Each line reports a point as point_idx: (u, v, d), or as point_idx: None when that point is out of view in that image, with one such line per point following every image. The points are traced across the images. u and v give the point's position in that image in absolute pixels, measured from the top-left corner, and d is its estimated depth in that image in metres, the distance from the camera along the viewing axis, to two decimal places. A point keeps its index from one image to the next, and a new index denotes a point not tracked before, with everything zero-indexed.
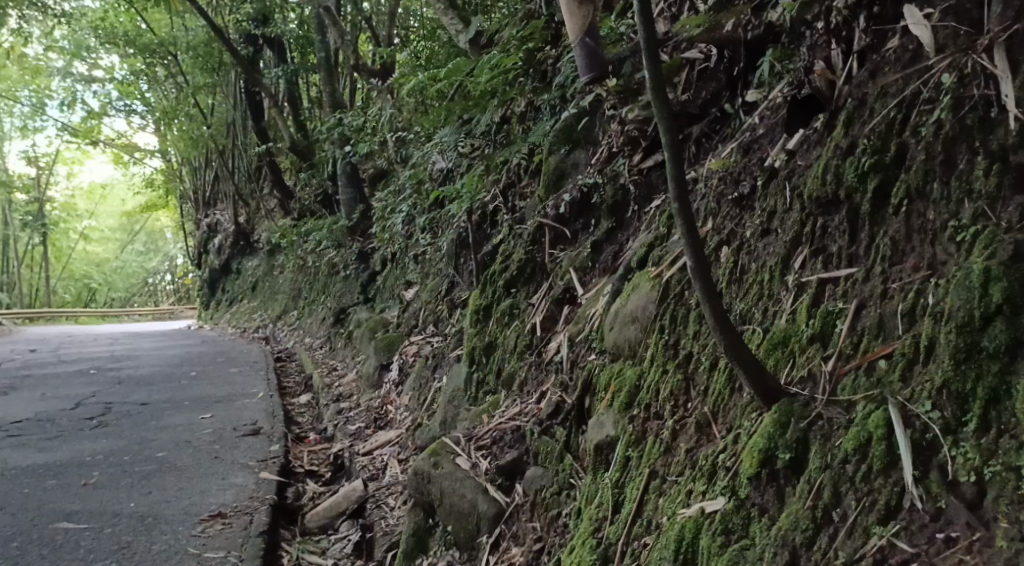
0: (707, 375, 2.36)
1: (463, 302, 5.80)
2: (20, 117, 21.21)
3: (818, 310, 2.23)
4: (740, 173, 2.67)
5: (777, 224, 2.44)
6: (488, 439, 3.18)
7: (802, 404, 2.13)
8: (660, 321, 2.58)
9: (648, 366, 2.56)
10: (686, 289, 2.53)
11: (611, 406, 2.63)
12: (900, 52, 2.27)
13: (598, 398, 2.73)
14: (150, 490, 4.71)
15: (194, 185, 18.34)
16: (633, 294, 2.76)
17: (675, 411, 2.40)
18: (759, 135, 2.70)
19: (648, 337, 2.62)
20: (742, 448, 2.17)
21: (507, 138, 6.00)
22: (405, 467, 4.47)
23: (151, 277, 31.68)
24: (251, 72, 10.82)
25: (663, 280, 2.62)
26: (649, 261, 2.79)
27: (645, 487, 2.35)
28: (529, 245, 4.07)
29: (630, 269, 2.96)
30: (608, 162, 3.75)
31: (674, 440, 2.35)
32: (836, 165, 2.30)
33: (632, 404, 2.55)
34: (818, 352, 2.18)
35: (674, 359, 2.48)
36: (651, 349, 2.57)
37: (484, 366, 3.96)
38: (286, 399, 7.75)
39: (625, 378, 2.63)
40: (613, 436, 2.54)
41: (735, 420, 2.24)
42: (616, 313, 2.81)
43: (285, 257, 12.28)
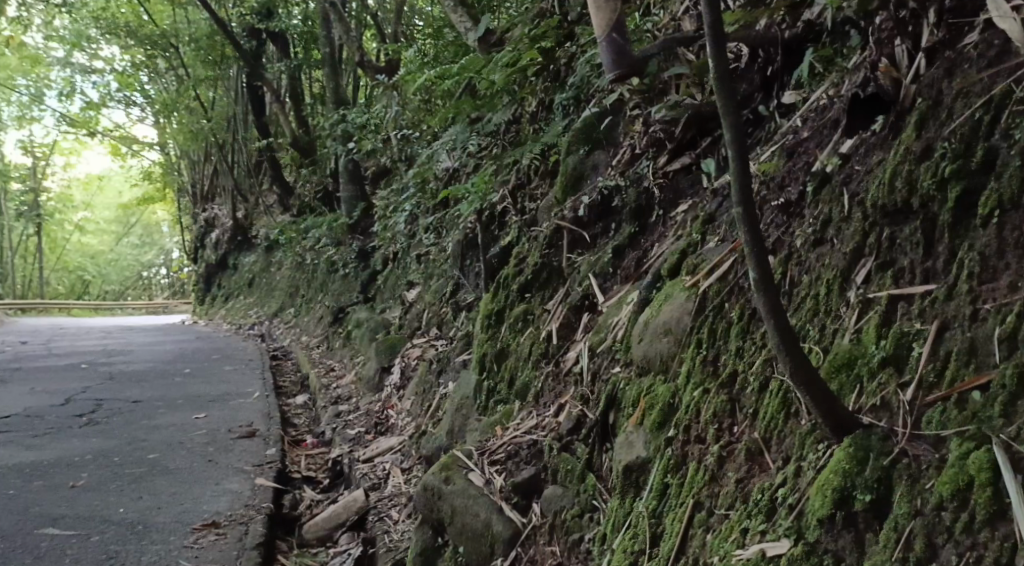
0: (756, 398, 2.19)
1: (469, 305, 5.63)
2: (17, 106, 21.03)
3: (889, 329, 2.05)
4: (784, 178, 2.53)
5: (831, 233, 2.28)
6: (502, 453, 3.02)
7: (880, 438, 1.92)
8: (697, 334, 2.43)
9: (683, 383, 2.40)
10: (726, 301, 2.39)
11: (643, 425, 2.47)
12: (983, 48, 2.12)
13: (626, 415, 2.57)
14: (141, 494, 4.53)
15: (192, 180, 18.18)
16: (664, 305, 2.60)
17: (719, 434, 2.23)
18: (802, 138, 2.57)
19: (683, 351, 2.46)
20: (807, 485, 1.97)
21: (517, 138, 5.84)
22: (408, 478, 4.30)
23: (146, 271, 31.52)
24: (254, 66, 10.66)
25: (701, 291, 2.47)
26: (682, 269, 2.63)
27: (689, 520, 2.17)
28: (543, 248, 3.90)
29: (659, 277, 2.79)
30: (631, 164, 3.60)
31: (720, 468, 2.18)
32: (904, 171, 2.15)
33: (667, 424, 2.39)
34: (893, 378, 1.99)
35: (716, 379, 2.32)
36: (687, 365, 2.42)
37: (495, 375, 3.79)
38: (282, 400, 7.57)
39: (659, 395, 2.46)
40: (646, 459, 2.39)
41: (791, 450, 2.06)
42: (646, 325, 2.64)
43: (283, 254, 12.11)
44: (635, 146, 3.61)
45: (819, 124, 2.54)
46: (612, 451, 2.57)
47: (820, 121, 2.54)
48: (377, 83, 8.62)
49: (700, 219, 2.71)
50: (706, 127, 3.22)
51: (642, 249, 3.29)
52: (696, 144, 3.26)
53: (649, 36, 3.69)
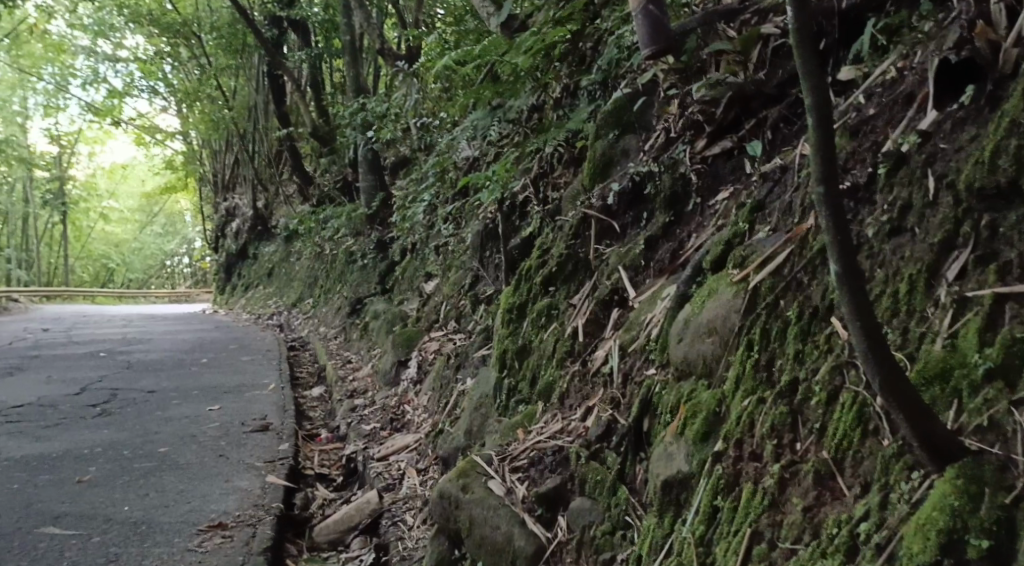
0: (825, 413, 1.96)
1: (488, 298, 5.41)
2: (43, 95, 20.97)
3: (996, 335, 1.80)
4: (849, 160, 2.30)
5: (912, 222, 2.06)
6: (525, 460, 2.78)
7: (995, 470, 1.68)
8: (747, 335, 2.19)
9: (732, 391, 2.17)
10: (782, 299, 2.16)
11: (685, 436, 2.22)
12: None
13: (663, 424, 2.33)
14: (147, 491, 4.33)
15: (213, 169, 18.05)
16: (707, 303, 2.35)
17: (779, 451, 2.00)
18: (868, 116, 2.34)
19: (731, 354, 2.23)
20: (900, 524, 1.73)
21: (538, 125, 5.60)
22: (425, 480, 4.08)
23: (168, 260, 31.51)
24: (275, 55, 10.44)
25: (752, 286, 2.23)
26: (727, 262, 2.38)
27: (746, 551, 1.93)
28: (569, 238, 3.65)
29: (700, 270, 2.54)
30: (665, 149, 3.33)
31: (782, 493, 1.94)
32: (1007, 147, 1.92)
33: (714, 436, 2.16)
34: (1004, 395, 1.74)
35: (773, 387, 2.08)
36: (737, 370, 2.18)
37: (517, 374, 3.55)
38: (298, 392, 7.37)
39: (704, 403, 2.22)
40: (688, 474, 2.15)
41: (871, 475, 1.83)
42: (685, 324, 2.39)
43: (302, 244, 11.92)
44: (670, 128, 3.34)
45: (886, 100, 2.32)
46: (648, 462, 2.33)
47: (889, 98, 2.31)
48: (397, 70, 8.40)
49: (747, 205, 2.46)
50: (750, 110, 2.98)
51: (677, 241, 3.06)
52: (739, 125, 3.03)
53: (688, 12, 3.45)
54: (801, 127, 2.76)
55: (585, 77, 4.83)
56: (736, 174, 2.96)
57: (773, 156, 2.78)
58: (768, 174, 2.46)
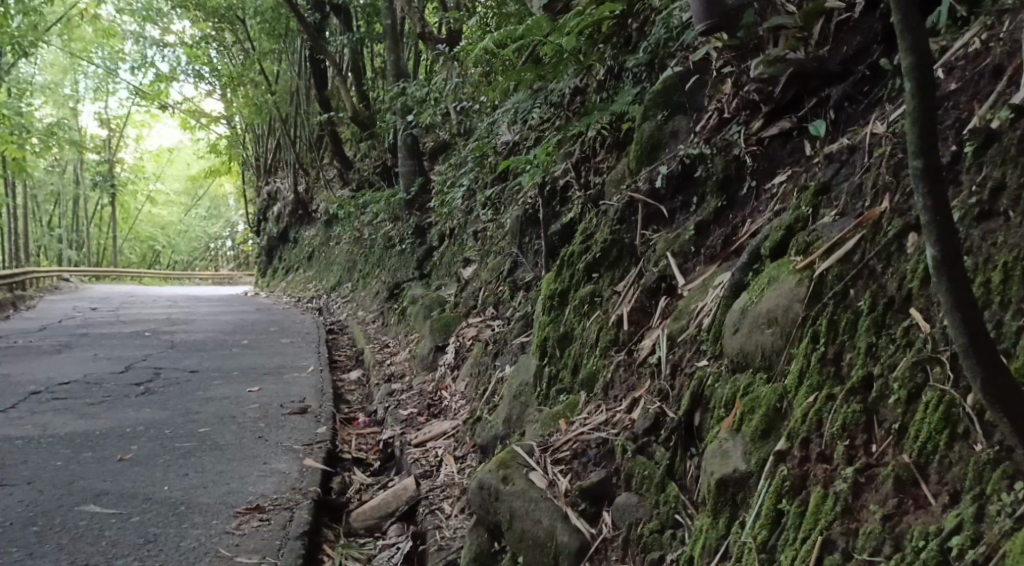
0: (907, 414, 1.83)
1: (528, 283, 5.30)
2: (93, 78, 21.14)
3: None
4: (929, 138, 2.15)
5: (1005, 207, 1.93)
6: (567, 452, 2.66)
7: None
8: (814, 326, 2.06)
9: (795, 386, 2.04)
10: (853, 288, 2.03)
11: (743, 432, 2.10)
12: None
13: (715, 419, 2.21)
14: (187, 471, 4.27)
15: (255, 153, 18.09)
16: (767, 292, 2.22)
17: (852, 453, 1.87)
18: (949, 91, 2.19)
19: (794, 346, 2.10)
20: (1001, 539, 1.60)
21: (580, 108, 5.46)
22: (462, 467, 3.98)
23: (211, 242, 31.76)
24: (317, 39, 10.37)
25: (818, 275, 2.10)
26: (791, 248, 2.25)
27: (816, 559, 1.81)
28: (613, 223, 3.50)
29: (757, 257, 2.41)
30: (718, 131, 3.18)
31: (857, 499, 1.82)
32: None
33: (775, 433, 2.03)
34: None
35: (843, 383, 1.95)
36: (799, 364, 2.05)
37: (558, 361, 3.43)
38: (336, 375, 7.32)
39: (765, 398, 2.09)
40: (745, 473, 2.03)
41: (962, 483, 1.71)
42: (742, 313, 2.25)
43: (342, 228, 11.88)
44: (724, 109, 3.19)
45: (969, 75, 2.18)
46: (700, 458, 2.21)
47: (972, 72, 2.17)
48: (439, 54, 8.29)
49: (811, 188, 2.33)
50: (811, 88, 2.84)
51: (730, 227, 2.92)
52: (800, 105, 2.88)
53: None
54: (867, 106, 2.62)
55: (628, 58, 4.68)
56: (794, 156, 2.81)
57: (838, 137, 2.63)
58: (835, 155, 2.33)
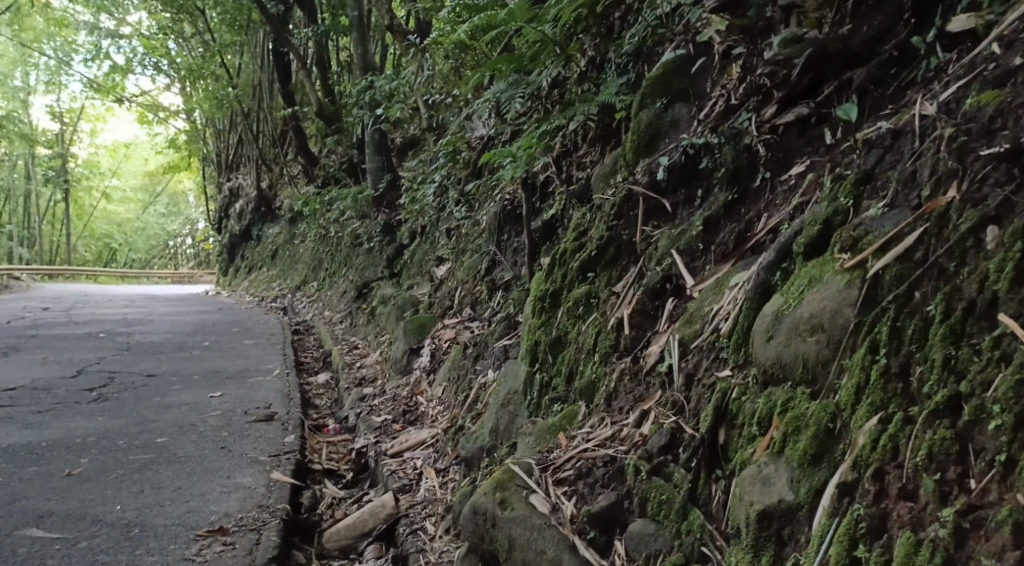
0: (1012, 443, 1.68)
1: (506, 282, 5.06)
2: (45, 71, 20.45)
3: None
4: (996, 118, 1.97)
5: None
6: (570, 471, 2.45)
7: None
8: (874, 334, 1.93)
9: (857, 405, 1.91)
10: (920, 290, 1.91)
11: (788, 455, 1.97)
12: None
13: (750, 440, 2.07)
14: (142, 487, 3.95)
15: (216, 148, 17.61)
16: (808, 297, 2.08)
17: (945, 490, 1.73)
18: (1013, 67, 2.02)
19: (844, 356, 1.97)
20: None
21: (559, 100, 5.19)
22: (445, 482, 3.73)
23: (170, 240, 31.05)
24: (281, 31, 9.99)
25: (872, 272, 1.99)
26: (834, 243, 2.12)
27: None
28: (609, 218, 3.24)
29: (786, 252, 2.25)
30: (724, 118, 2.96)
31: (962, 549, 1.67)
32: None
33: (830, 459, 1.90)
34: None
35: (924, 404, 1.81)
36: (855, 380, 1.93)
37: (550, 368, 3.17)
38: (303, 378, 7.02)
39: (814, 416, 1.96)
40: (796, 504, 1.91)
41: None
42: (776, 319, 2.12)
43: (308, 226, 11.53)
44: (732, 94, 2.97)
45: None
46: (728, 482, 2.09)
47: None
48: (408, 46, 7.97)
49: (850, 177, 2.21)
50: (830, 71, 2.63)
51: (744, 222, 2.69)
52: (817, 89, 2.68)
53: None
54: (898, 89, 2.43)
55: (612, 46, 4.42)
56: (813, 145, 2.60)
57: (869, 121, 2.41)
58: (876, 141, 2.23)
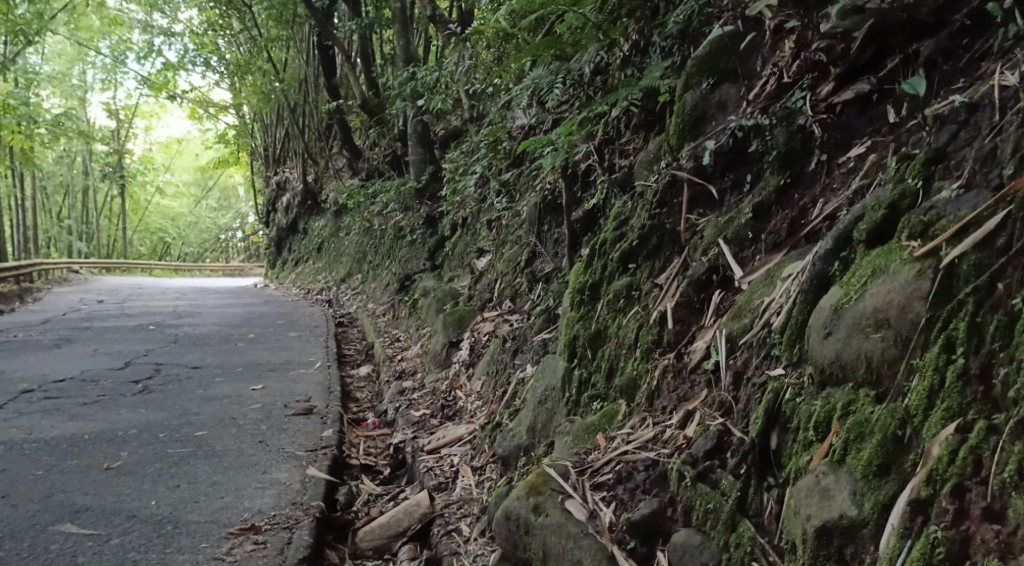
0: None
1: (547, 274, 4.90)
2: (101, 69, 20.67)
3: None
4: None
5: None
6: (609, 475, 2.29)
7: None
8: (950, 331, 1.76)
9: (933, 410, 1.73)
10: (1004, 283, 1.72)
11: (850, 465, 1.81)
12: None
13: (808, 446, 1.90)
14: (178, 482, 3.86)
15: (264, 142, 17.64)
16: (869, 290, 1.90)
17: None
18: None
19: (914, 355, 1.80)
20: None
21: (602, 86, 5.01)
22: (482, 481, 3.59)
23: (221, 234, 31.30)
24: (326, 25, 9.91)
25: (947, 262, 1.81)
26: (901, 229, 1.94)
27: None
28: (651, 206, 3.07)
29: (847, 240, 2.06)
30: (776, 98, 2.79)
31: None
32: None
33: (900, 472, 1.74)
34: None
35: (1011, 412, 1.63)
36: (927, 383, 1.76)
37: (590, 364, 3.01)
38: (344, 371, 6.93)
39: (880, 423, 1.80)
40: (862, 520, 1.75)
41: None
42: (834, 314, 1.95)
43: (352, 219, 11.46)
44: (784, 72, 2.80)
45: None
46: (781, 492, 1.93)
47: None
48: (450, 36, 7.82)
49: (919, 157, 2.02)
50: (894, 44, 2.49)
51: (798, 208, 2.51)
52: (879, 65, 2.53)
53: None
54: (970, 61, 2.30)
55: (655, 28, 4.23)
56: (875, 125, 2.46)
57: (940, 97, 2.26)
58: (947, 117, 2.04)
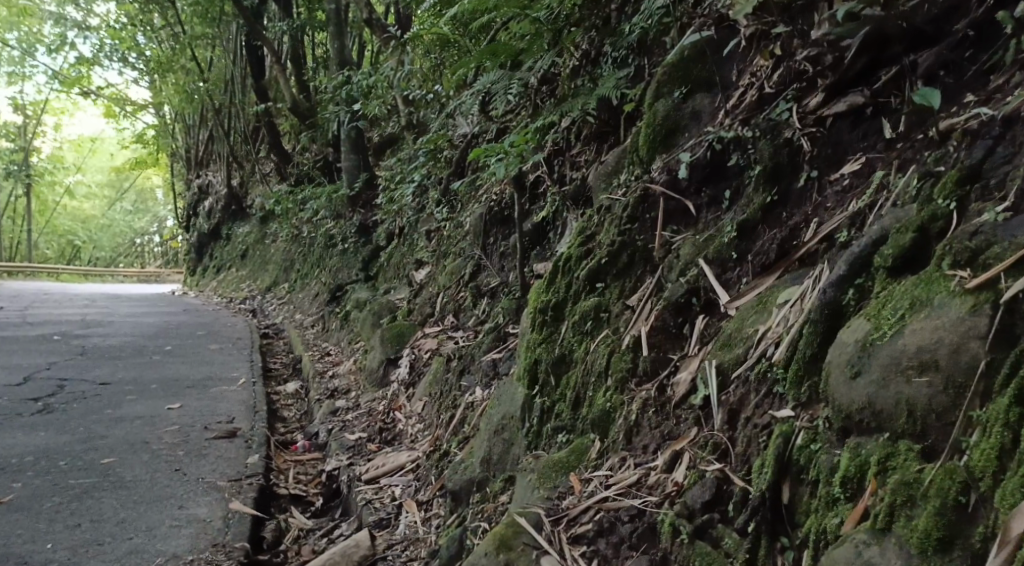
0: None
1: (492, 290, 4.65)
2: (9, 62, 19.64)
3: None
4: None
5: None
6: (590, 525, 2.14)
7: None
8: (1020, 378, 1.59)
9: (1008, 473, 1.56)
10: None
11: (899, 534, 1.64)
12: None
13: (839, 505, 1.75)
14: (79, 520, 3.50)
15: (186, 144, 16.99)
16: (908, 327, 1.75)
17: None
18: None
19: (973, 405, 1.64)
20: None
21: (550, 95, 4.72)
22: (429, 517, 3.33)
23: (137, 237, 30.19)
24: (254, 25, 9.46)
25: (1005, 299, 1.65)
26: (942, 256, 1.79)
27: None
28: (620, 222, 2.84)
29: (868, 262, 1.93)
30: (758, 109, 2.57)
31: None
32: None
33: (964, 544, 1.57)
34: None
35: None
36: (995, 439, 1.59)
37: (552, 393, 2.76)
38: (271, 387, 6.56)
39: (936, 485, 1.63)
40: None
41: None
42: (863, 351, 1.80)
43: (279, 226, 11.03)
44: (765, 82, 2.59)
45: None
46: (798, 556, 1.79)
47: None
48: (389, 40, 7.49)
49: (952, 173, 1.89)
50: (888, 55, 2.27)
51: (788, 227, 2.30)
52: (872, 76, 2.31)
53: None
54: (976, 74, 2.09)
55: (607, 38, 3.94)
56: (869, 141, 2.25)
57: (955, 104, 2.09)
58: (981, 130, 1.92)
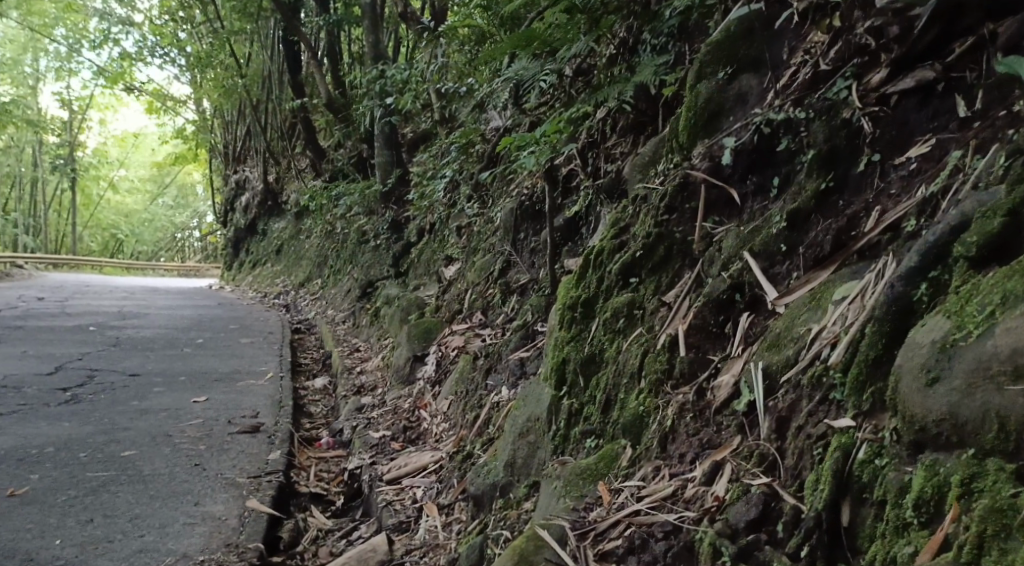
0: None
1: (523, 286, 4.46)
2: (54, 58, 19.75)
3: None
4: None
5: None
6: (619, 540, 1.95)
7: None
8: None
9: None
10: None
11: None
12: None
13: (912, 531, 1.55)
14: (91, 515, 3.35)
15: (225, 140, 16.95)
16: (999, 326, 1.54)
17: None
18: None
19: None
20: None
21: (585, 87, 4.51)
22: (450, 523, 3.15)
23: (176, 233, 30.32)
24: (292, 20, 9.30)
25: None
26: None
27: None
28: (657, 212, 2.62)
29: (945, 253, 1.72)
30: (812, 88, 2.35)
31: None
32: None
33: None
34: None
35: None
36: None
37: (581, 395, 2.55)
38: (298, 382, 6.42)
39: None
40: None
41: None
42: (942, 352, 1.59)
43: (314, 222, 10.92)
44: (820, 59, 2.36)
45: None
46: None
47: None
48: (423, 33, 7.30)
49: None
50: (962, 26, 2.06)
51: (845, 216, 2.08)
52: (944, 48, 2.09)
53: None
54: None
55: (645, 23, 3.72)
56: (940, 120, 2.04)
57: None
58: None
